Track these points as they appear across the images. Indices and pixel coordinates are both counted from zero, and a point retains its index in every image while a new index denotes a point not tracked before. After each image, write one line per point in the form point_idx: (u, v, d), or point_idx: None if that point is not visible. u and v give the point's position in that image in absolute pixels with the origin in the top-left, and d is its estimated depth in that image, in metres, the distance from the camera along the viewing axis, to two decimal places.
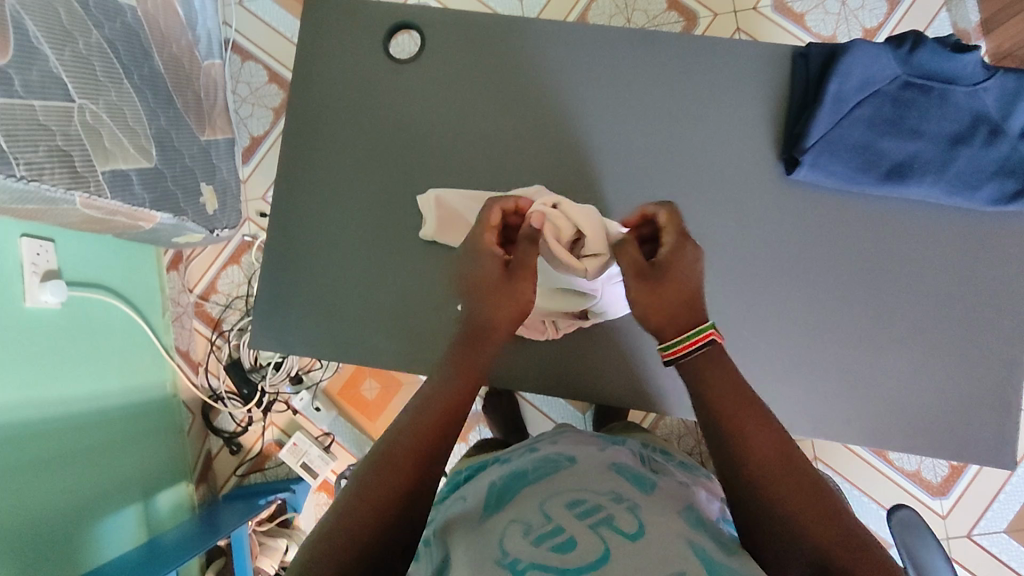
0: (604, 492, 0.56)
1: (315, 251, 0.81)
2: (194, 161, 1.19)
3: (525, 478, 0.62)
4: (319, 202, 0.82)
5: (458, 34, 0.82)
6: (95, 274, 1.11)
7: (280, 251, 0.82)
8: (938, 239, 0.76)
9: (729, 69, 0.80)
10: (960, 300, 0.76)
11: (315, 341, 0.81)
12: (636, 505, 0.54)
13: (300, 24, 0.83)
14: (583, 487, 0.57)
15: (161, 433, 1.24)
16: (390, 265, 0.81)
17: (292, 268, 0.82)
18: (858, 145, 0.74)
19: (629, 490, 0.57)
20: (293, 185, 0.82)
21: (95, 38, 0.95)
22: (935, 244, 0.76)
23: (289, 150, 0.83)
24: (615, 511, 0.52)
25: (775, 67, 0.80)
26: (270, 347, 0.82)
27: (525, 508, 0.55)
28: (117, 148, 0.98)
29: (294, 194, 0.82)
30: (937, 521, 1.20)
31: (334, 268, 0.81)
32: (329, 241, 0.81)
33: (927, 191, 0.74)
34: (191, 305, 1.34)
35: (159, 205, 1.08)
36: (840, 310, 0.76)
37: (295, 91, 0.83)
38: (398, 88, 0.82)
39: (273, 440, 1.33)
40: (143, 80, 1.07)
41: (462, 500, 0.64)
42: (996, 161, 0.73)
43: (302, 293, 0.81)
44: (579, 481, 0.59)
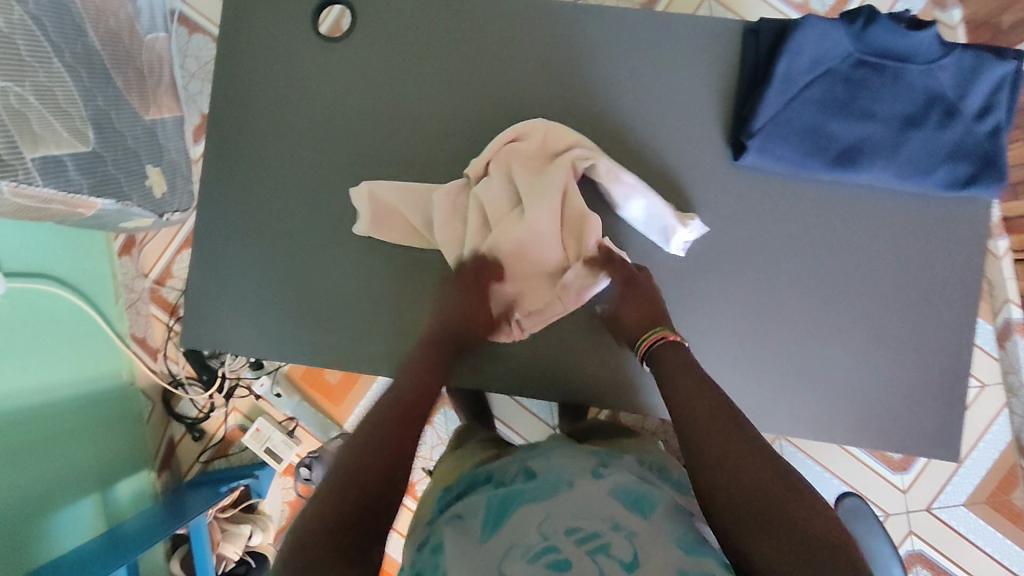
0: (603, 514, 0.53)
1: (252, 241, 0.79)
2: (138, 143, 1.14)
3: (523, 497, 0.57)
4: (251, 191, 0.79)
5: (396, 11, 0.78)
6: (40, 261, 1.08)
7: (215, 242, 0.79)
8: (889, 225, 0.74)
9: (680, 46, 0.76)
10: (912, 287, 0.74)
11: (253, 335, 0.79)
12: (635, 530, 0.51)
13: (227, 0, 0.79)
14: (582, 508, 0.54)
15: (119, 422, 1.22)
16: (326, 257, 0.78)
17: (228, 259, 0.79)
18: (807, 128, 0.71)
19: (629, 512, 0.54)
20: (224, 175, 0.79)
21: (18, 14, 0.89)
22: (886, 232, 0.74)
23: (220, 138, 0.79)
24: (613, 537, 0.50)
25: (723, 45, 0.76)
26: (209, 342, 0.80)
27: (520, 527, 0.52)
28: (47, 133, 0.93)
29: (227, 182, 0.79)
30: (898, 495, 1.21)
31: (269, 260, 0.78)
32: (265, 229, 0.78)
33: (879, 175, 0.71)
34: (147, 290, 1.31)
35: (99, 190, 1.04)
36: (792, 299, 0.74)
37: (226, 73, 0.79)
38: (334, 67, 0.78)
39: (237, 425, 1.32)
40: (76, 58, 1.01)
41: (458, 519, 0.57)
42: (949, 143, 0.71)
43: (237, 286, 0.79)
44: (578, 505, 0.54)
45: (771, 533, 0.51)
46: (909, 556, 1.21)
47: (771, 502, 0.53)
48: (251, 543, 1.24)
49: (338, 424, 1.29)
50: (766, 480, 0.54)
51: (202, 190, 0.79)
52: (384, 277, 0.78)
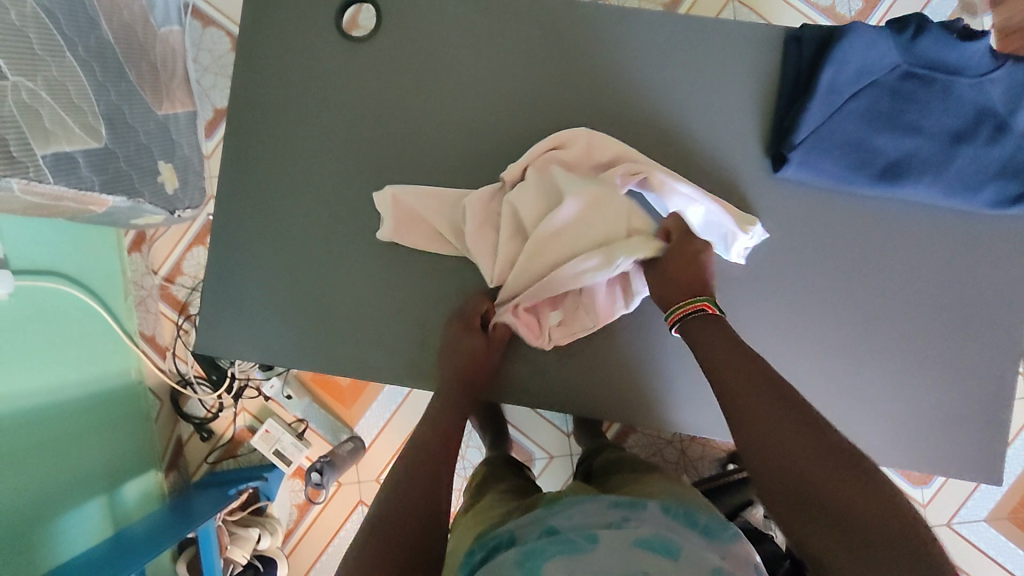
0: (619, 564, 0.46)
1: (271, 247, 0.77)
2: (151, 138, 1.12)
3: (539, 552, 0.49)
4: (269, 195, 0.76)
5: (422, 11, 0.76)
6: (49, 259, 1.05)
7: (233, 247, 0.77)
8: (932, 242, 0.71)
9: (716, 53, 0.74)
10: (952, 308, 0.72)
11: (270, 343, 0.77)
12: None
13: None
14: (599, 559, 0.47)
15: (127, 422, 1.20)
16: (346, 265, 0.76)
17: (247, 265, 0.77)
18: (851, 141, 0.68)
19: (652, 558, 0.47)
20: (242, 178, 0.77)
21: (29, 7, 0.87)
22: (929, 249, 0.71)
23: (239, 140, 0.77)
24: None
25: (761, 52, 0.73)
26: (225, 350, 0.78)
27: None
28: (59, 130, 0.91)
29: (245, 185, 0.76)
30: (917, 510, 1.19)
31: (289, 265, 0.76)
32: (285, 235, 0.76)
33: (924, 192, 0.69)
34: (157, 288, 1.29)
35: (111, 187, 1.01)
36: (828, 318, 0.72)
37: (246, 73, 0.77)
38: (357, 68, 0.76)
39: (245, 426, 1.30)
40: (89, 51, 0.99)
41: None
42: (999, 160, 0.68)
43: (255, 293, 0.76)
44: (602, 563, 0.46)
45: (828, 520, 0.51)
46: None
47: (818, 480, 0.52)
48: (260, 547, 1.22)
49: (348, 427, 1.28)
50: (822, 465, 0.53)
51: (219, 193, 0.77)
52: (406, 286, 0.76)
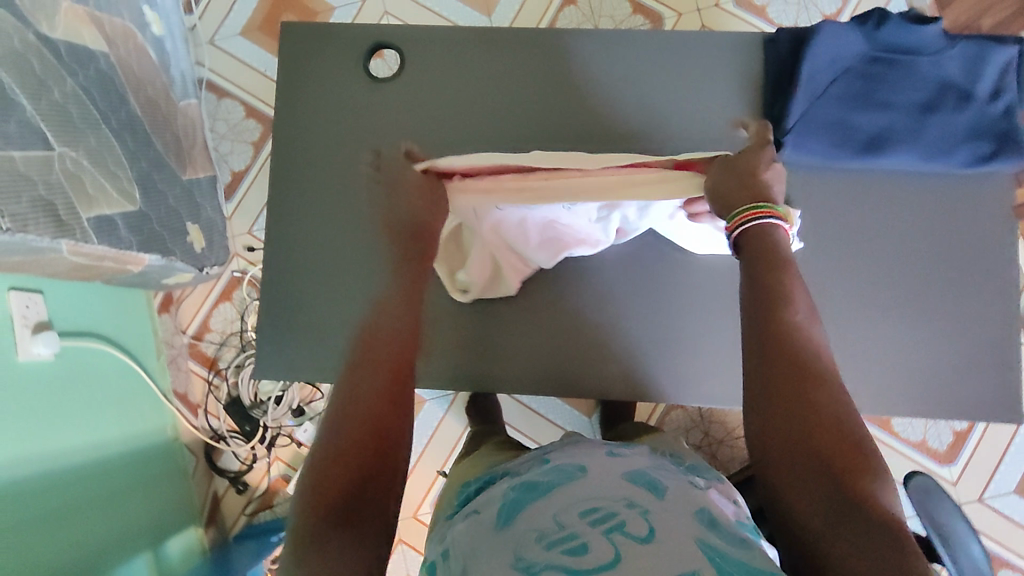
0: (615, 497, 0.52)
1: (319, 275, 0.86)
2: (178, 201, 1.19)
3: (537, 487, 0.57)
4: (310, 229, 0.86)
5: (434, 51, 0.84)
6: (88, 322, 1.10)
7: (285, 279, 0.86)
8: (919, 206, 0.78)
9: (701, 61, 0.82)
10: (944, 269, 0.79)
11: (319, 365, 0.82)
12: (649, 508, 0.51)
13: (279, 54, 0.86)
14: (595, 492, 0.53)
15: (166, 479, 1.22)
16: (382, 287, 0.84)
17: (296, 294, 0.84)
18: (833, 122, 0.76)
19: (641, 492, 0.53)
20: (283, 213, 0.85)
21: (69, 86, 0.95)
22: (917, 211, 0.78)
23: (278, 181, 0.86)
24: (626, 515, 0.49)
25: (743, 55, 0.81)
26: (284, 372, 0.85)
27: (540, 515, 0.52)
28: (100, 195, 0.97)
29: (289, 220, 0.85)
30: (949, 488, 1.20)
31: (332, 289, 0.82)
32: (331, 262, 0.85)
33: (905, 159, 0.76)
34: (186, 346, 1.33)
35: (147, 247, 1.07)
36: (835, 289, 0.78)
37: (283, 122, 0.85)
38: (378, 104, 0.85)
39: (280, 475, 1.32)
40: (121, 124, 1.07)
41: (474, 513, 0.58)
42: (968, 124, 0.75)
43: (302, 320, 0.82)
44: (593, 489, 0.54)
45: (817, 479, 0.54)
46: None
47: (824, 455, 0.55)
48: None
49: None
50: (829, 440, 0.56)
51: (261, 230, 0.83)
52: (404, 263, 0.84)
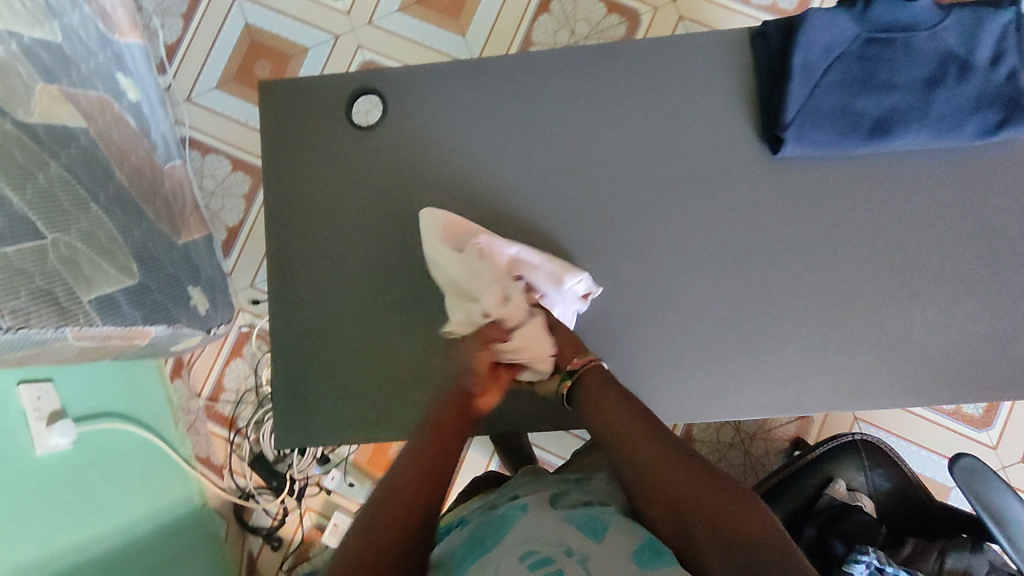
0: (553, 541, 0.57)
1: (336, 326, 0.88)
2: (176, 267, 1.17)
3: (484, 536, 0.62)
4: (317, 285, 0.89)
5: (412, 102, 0.90)
6: (103, 401, 1.09)
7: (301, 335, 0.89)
8: (913, 180, 0.85)
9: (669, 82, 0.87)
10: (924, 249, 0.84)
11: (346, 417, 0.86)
12: (586, 554, 0.55)
13: (262, 123, 0.91)
14: (534, 538, 0.58)
15: (200, 547, 1.20)
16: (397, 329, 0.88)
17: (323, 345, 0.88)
18: (837, 108, 0.79)
19: (579, 535, 0.58)
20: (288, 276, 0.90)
21: (54, 169, 0.94)
22: (914, 182, 0.85)
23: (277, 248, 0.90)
24: (564, 562, 0.53)
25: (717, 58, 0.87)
26: (312, 430, 0.87)
27: (490, 564, 0.56)
28: (98, 275, 0.96)
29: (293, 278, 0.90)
30: (990, 453, 1.19)
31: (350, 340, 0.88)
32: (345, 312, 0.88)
33: (915, 137, 0.79)
34: (202, 409, 1.32)
35: (151, 318, 1.05)
36: (822, 281, 0.85)
37: (280, 186, 0.91)
38: (369, 153, 0.90)
39: (313, 525, 1.30)
40: (110, 198, 1.05)
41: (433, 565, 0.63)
42: (973, 94, 0.78)
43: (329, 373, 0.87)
44: (529, 534, 0.59)
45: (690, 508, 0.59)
46: None
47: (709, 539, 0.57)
48: None
49: None
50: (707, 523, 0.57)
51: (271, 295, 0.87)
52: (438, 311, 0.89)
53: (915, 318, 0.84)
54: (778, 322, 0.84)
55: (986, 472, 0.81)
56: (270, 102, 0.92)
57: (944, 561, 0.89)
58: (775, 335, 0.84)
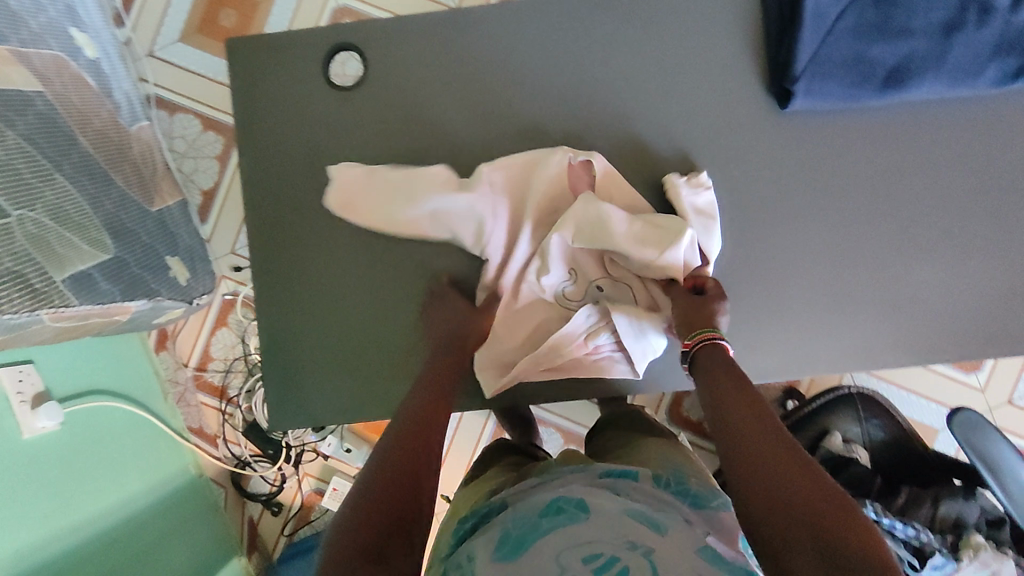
0: (617, 539, 0.50)
1: (324, 300, 0.85)
2: (152, 236, 1.12)
3: (537, 526, 0.53)
4: (304, 256, 0.85)
5: (393, 59, 0.85)
6: (88, 379, 1.05)
7: (285, 309, 0.86)
8: (921, 130, 0.82)
9: (659, 37, 0.84)
10: (927, 201, 0.82)
11: (339, 391, 0.85)
12: (651, 548, 0.49)
13: (232, 84, 0.85)
14: (593, 533, 0.51)
15: (202, 517, 1.19)
16: (389, 300, 0.85)
17: (314, 317, 0.85)
18: (850, 58, 0.76)
19: (641, 531, 0.51)
20: (271, 247, 0.86)
21: (12, 138, 0.86)
22: (921, 134, 0.82)
23: (257, 218, 0.86)
24: (630, 562, 0.47)
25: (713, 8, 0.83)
26: (303, 407, 0.86)
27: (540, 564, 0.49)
28: (69, 251, 0.91)
29: (278, 249, 0.85)
30: (978, 396, 1.21)
31: (341, 312, 0.85)
32: (330, 283, 0.85)
33: (930, 87, 0.76)
34: (191, 379, 1.28)
35: (130, 293, 1.01)
36: (825, 236, 0.82)
37: (254, 154, 0.85)
38: (349, 116, 0.85)
39: (312, 490, 1.30)
40: (75, 167, 0.99)
41: (465, 559, 0.54)
42: (993, 39, 0.76)
43: (321, 349, 0.86)
44: (590, 529, 0.51)
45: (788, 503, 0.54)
46: None
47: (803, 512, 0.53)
48: None
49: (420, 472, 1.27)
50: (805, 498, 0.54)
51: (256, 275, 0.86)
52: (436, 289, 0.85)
53: (916, 271, 0.82)
54: (780, 280, 0.82)
55: (986, 424, 0.82)
56: (237, 61, 0.85)
57: (937, 509, 0.92)
58: (779, 293, 0.83)
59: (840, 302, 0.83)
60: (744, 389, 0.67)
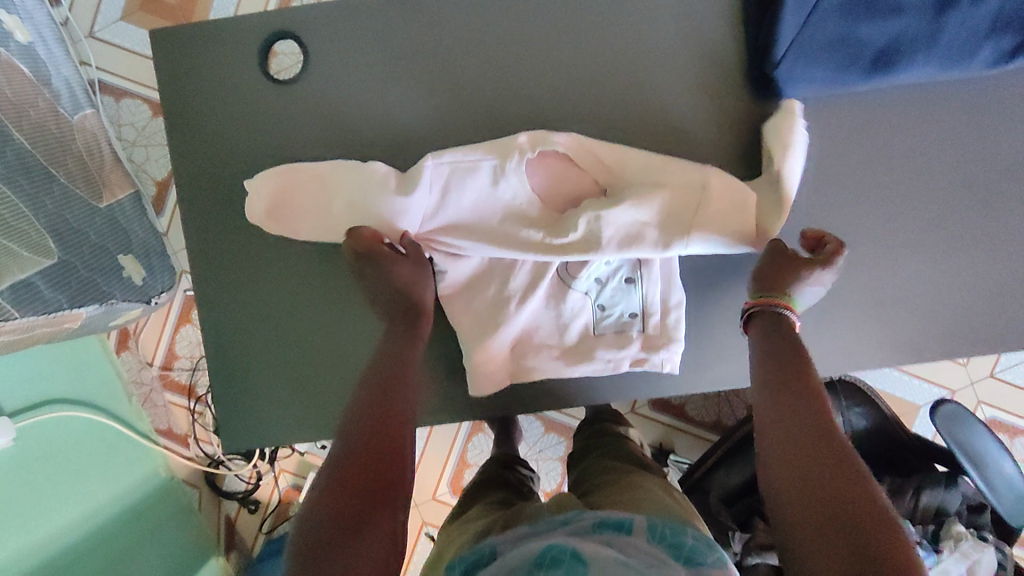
0: None
1: (279, 305, 0.81)
2: (102, 235, 1.05)
3: None
4: (257, 259, 0.80)
5: (342, 46, 0.79)
6: (38, 390, 1.00)
7: (225, 334, 0.81)
8: (906, 109, 0.77)
9: (623, 20, 0.79)
10: (915, 185, 0.78)
11: (301, 399, 0.81)
12: None
13: (158, 82, 0.79)
14: None
15: (173, 519, 1.17)
16: (349, 302, 0.81)
17: (271, 324, 0.81)
18: (837, 39, 0.72)
19: None
20: (221, 252, 0.80)
21: None
22: (908, 114, 0.77)
23: (205, 221, 0.80)
24: None
25: None
26: (256, 432, 0.83)
27: None
28: (7, 260, 0.84)
29: (230, 253, 0.80)
30: (959, 370, 1.20)
31: (299, 317, 0.81)
32: (278, 295, 0.80)
33: (919, 70, 0.72)
34: (157, 379, 1.24)
35: (79, 299, 0.95)
36: (808, 227, 0.78)
37: (192, 156, 0.79)
38: (297, 109, 0.79)
39: (289, 486, 1.28)
40: (11, 167, 0.90)
41: None
42: (990, 17, 0.71)
43: (280, 356, 0.81)
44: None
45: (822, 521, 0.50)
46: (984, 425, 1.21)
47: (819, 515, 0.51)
48: None
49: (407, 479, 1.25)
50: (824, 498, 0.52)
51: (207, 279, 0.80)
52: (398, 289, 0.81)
53: (905, 261, 0.78)
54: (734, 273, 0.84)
55: (968, 418, 0.83)
56: (164, 56, 0.78)
57: (919, 499, 0.91)
58: None
59: (823, 293, 0.79)
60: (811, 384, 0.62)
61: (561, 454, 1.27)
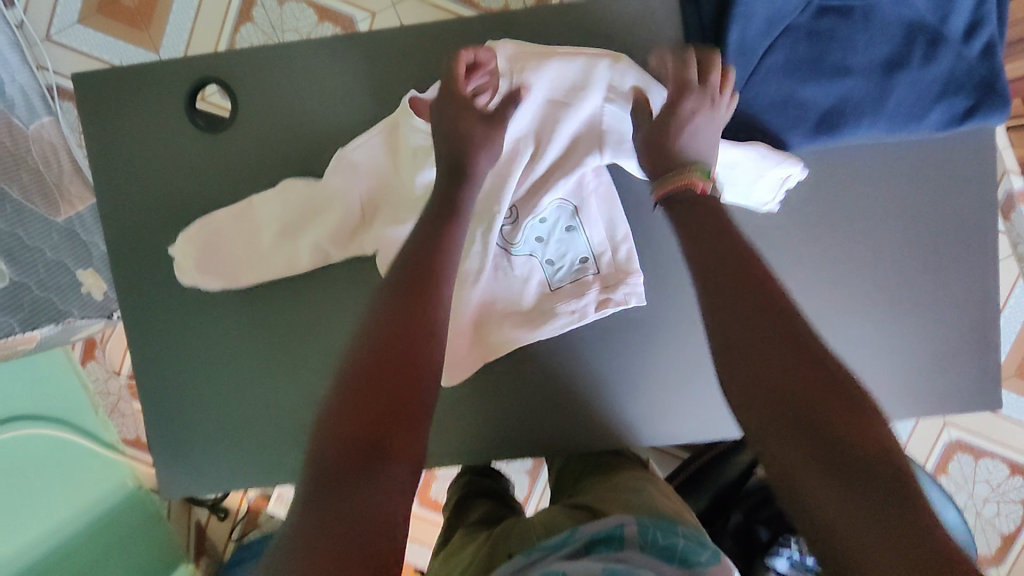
0: None
1: (226, 338, 0.81)
2: (60, 251, 1.03)
3: None
4: (203, 292, 0.80)
5: (290, 85, 0.79)
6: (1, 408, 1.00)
7: (167, 373, 0.81)
8: (855, 157, 0.77)
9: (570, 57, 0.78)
10: (868, 234, 0.77)
11: (249, 431, 0.82)
12: None
13: (98, 115, 0.78)
14: None
15: (141, 529, 1.17)
16: (296, 336, 0.81)
17: (217, 356, 0.81)
18: (778, 100, 0.74)
19: None
20: (166, 286, 0.80)
21: None
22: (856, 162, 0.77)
23: (149, 254, 0.80)
24: None
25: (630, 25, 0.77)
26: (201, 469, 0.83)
27: None
28: None
29: (175, 288, 0.80)
30: None
31: (247, 350, 0.81)
32: (225, 327, 0.81)
33: (867, 132, 0.73)
34: (124, 388, 1.23)
35: (32, 321, 0.95)
36: None
37: (134, 194, 0.79)
38: (238, 144, 0.79)
39: (258, 495, 1.28)
40: None
41: None
42: (940, 79, 0.73)
43: (227, 388, 0.81)
44: None
45: (810, 442, 0.43)
46: (948, 446, 1.21)
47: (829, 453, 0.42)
48: None
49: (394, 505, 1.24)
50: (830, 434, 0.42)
51: (152, 312, 0.80)
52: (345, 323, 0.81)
53: (856, 305, 0.78)
54: (693, 318, 0.83)
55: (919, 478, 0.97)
56: (96, 96, 0.78)
57: None
58: None
59: None
60: (745, 263, 0.52)
61: (528, 467, 1.28)
